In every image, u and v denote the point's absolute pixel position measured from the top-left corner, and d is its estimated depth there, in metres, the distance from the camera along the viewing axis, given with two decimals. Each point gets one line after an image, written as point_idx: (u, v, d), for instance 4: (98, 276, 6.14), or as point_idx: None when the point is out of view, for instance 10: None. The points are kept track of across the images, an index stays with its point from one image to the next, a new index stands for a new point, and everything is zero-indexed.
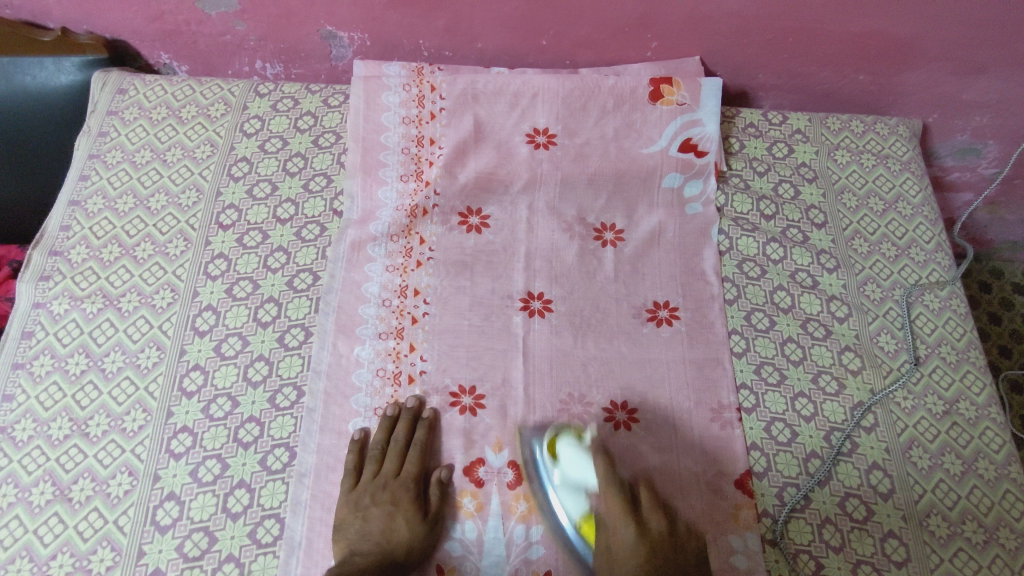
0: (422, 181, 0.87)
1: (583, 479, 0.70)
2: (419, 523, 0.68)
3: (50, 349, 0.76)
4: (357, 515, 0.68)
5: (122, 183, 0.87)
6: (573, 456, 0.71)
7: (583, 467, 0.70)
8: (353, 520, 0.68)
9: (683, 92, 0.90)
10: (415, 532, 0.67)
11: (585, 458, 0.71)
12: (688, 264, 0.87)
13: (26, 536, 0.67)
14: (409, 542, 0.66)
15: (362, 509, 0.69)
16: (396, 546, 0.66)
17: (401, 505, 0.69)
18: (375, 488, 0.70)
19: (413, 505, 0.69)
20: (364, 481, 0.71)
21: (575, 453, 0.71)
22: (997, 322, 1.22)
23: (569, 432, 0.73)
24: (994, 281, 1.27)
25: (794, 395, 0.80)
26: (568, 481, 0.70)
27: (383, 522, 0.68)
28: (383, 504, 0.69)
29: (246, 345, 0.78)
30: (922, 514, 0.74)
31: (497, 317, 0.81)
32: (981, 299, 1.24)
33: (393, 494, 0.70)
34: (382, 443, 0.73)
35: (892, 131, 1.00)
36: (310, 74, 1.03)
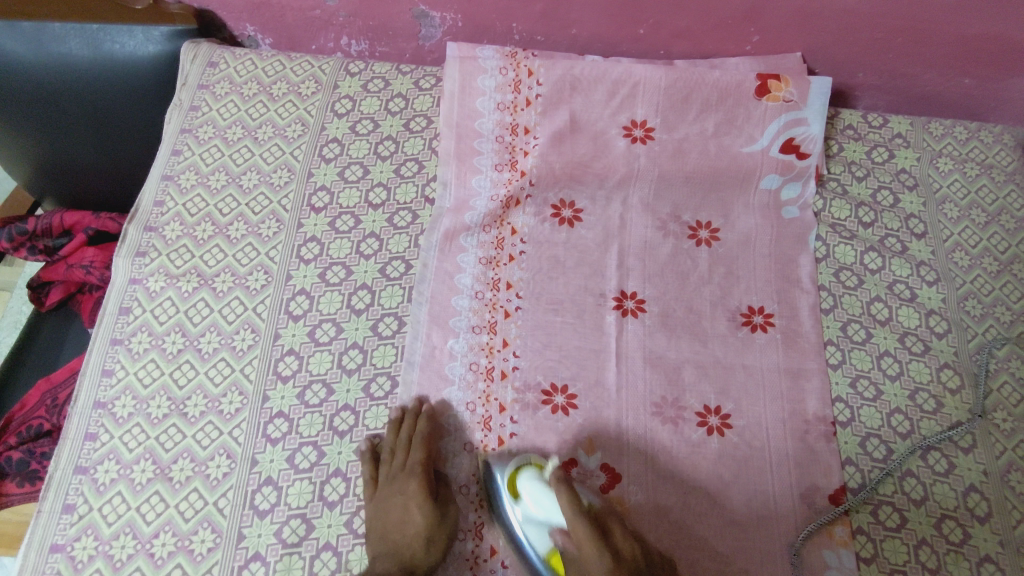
0: (517, 171, 0.85)
1: (547, 512, 0.66)
2: (430, 510, 0.66)
3: (147, 326, 0.76)
4: (377, 514, 0.67)
5: (214, 160, 0.86)
6: (535, 491, 0.67)
7: (547, 502, 0.67)
8: (375, 520, 0.67)
9: (790, 88, 0.86)
10: (429, 521, 0.66)
11: (547, 492, 0.67)
12: (785, 270, 0.85)
13: (128, 513, 0.68)
14: (425, 534, 0.65)
15: (380, 507, 0.67)
16: (414, 541, 0.64)
17: (409, 496, 0.67)
18: (389, 484, 0.68)
19: (422, 494, 0.67)
20: (379, 480, 0.69)
21: (537, 488, 0.67)
22: None
23: (530, 466, 0.70)
24: None
25: (889, 410, 0.79)
26: (529, 518, 0.67)
27: (399, 517, 0.66)
28: (395, 499, 0.67)
29: (341, 332, 0.77)
30: (1020, 541, 0.73)
31: (589, 316, 0.81)
32: None
33: (402, 487, 0.67)
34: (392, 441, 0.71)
35: (997, 140, 0.96)
36: (395, 52, 1.01)
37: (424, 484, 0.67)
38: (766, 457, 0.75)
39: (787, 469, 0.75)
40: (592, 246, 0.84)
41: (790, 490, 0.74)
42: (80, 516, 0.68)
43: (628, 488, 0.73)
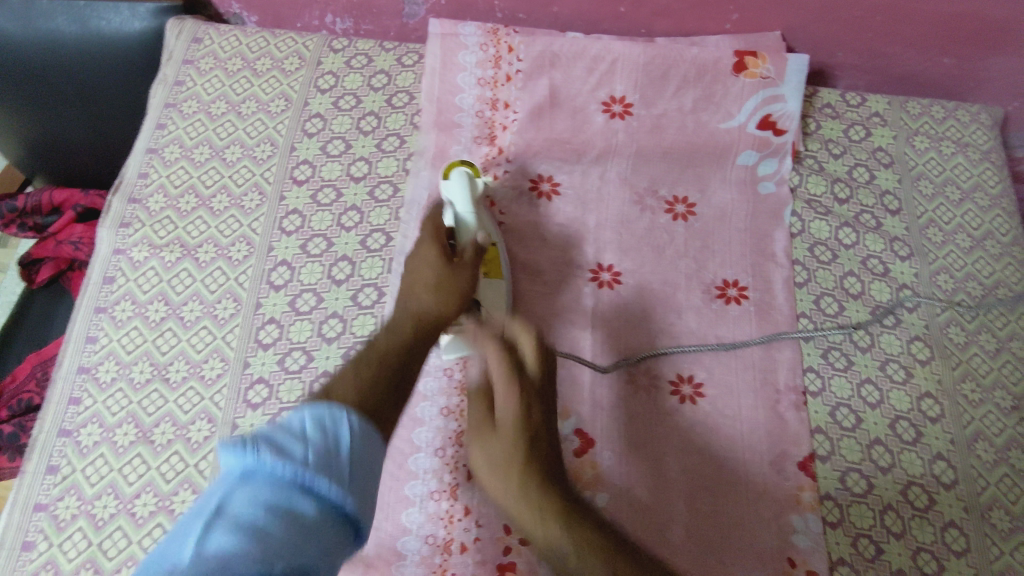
0: (496, 146, 0.87)
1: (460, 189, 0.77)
2: (434, 265, 0.68)
3: (131, 295, 0.78)
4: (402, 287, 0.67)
5: (198, 134, 0.87)
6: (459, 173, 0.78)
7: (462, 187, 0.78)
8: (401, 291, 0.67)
9: (768, 65, 0.87)
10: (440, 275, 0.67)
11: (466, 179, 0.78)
12: (760, 244, 0.86)
13: (111, 474, 0.69)
14: (436, 282, 0.66)
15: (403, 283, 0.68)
16: (428, 289, 0.65)
17: (421, 260, 0.69)
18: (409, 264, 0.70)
19: (431, 255, 0.69)
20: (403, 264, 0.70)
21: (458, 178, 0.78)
22: None
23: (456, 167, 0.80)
24: None
25: (860, 381, 0.81)
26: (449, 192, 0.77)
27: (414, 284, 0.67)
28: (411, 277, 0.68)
29: (321, 301, 0.79)
30: (984, 507, 0.75)
31: (566, 287, 0.82)
32: None
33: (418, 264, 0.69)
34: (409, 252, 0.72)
35: (974, 119, 0.97)
36: (379, 30, 1.02)
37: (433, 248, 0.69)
38: (738, 426, 0.77)
39: (758, 438, 0.77)
40: (570, 219, 0.85)
41: (761, 459, 0.76)
42: (63, 477, 0.69)
43: (602, 452, 0.75)
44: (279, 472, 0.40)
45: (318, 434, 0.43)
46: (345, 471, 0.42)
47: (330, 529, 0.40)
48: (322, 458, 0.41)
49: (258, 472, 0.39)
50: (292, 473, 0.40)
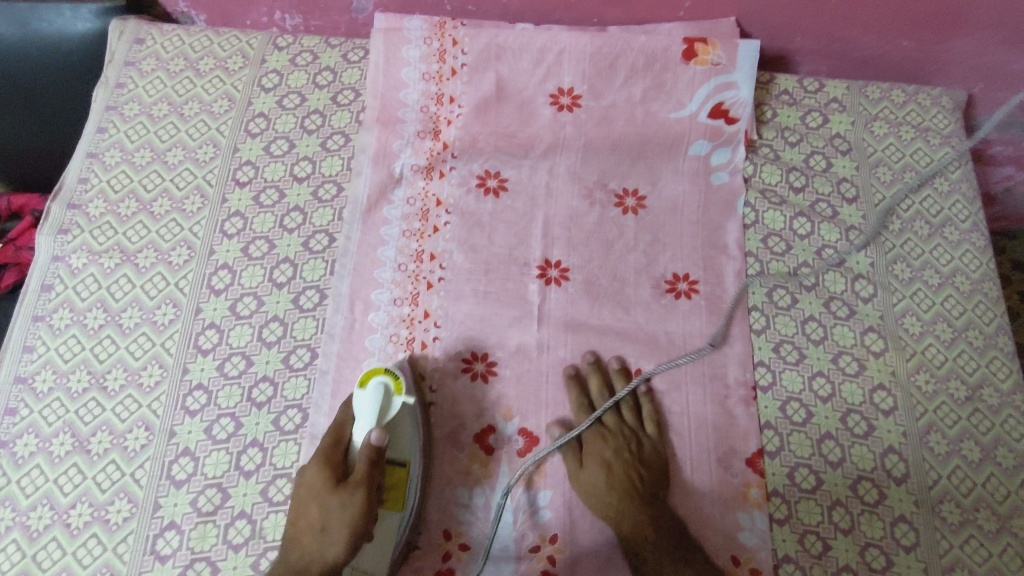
0: (440, 141, 0.85)
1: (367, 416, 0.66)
2: (322, 500, 0.63)
3: (69, 303, 0.77)
4: (300, 524, 0.64)
5: (139, 137, 0.86)
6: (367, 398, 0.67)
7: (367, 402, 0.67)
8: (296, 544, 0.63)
9: (719, 52, 0.85)
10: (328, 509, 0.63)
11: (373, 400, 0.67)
12: (711, 236, 0.85)
13: (46, 485, 0.69)
14: (323, 524, 0.63)
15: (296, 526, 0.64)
16: (313, 537, 0.63)
17: (310, 489, 0.65)
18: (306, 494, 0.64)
19: (318, 479, 0.64)
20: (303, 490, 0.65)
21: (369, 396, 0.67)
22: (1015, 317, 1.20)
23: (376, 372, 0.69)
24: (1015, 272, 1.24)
25: (812, 374, 0.79)
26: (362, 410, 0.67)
27: (309, 530, 0.63)
28: (311, 523, 0.63)
29: (262, 305, 0.78)
30: (935, 500, 0.73)
31: (512, 284, 0.81)
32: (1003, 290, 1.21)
33: (314, 494, 0.64)
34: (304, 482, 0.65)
35: (935, 102, 0.94)
36: (329, 26, 1.00)
37: (321, 472, 0.64)
38: (688, 421, 0.76)
39: (707, 434, 0.76)
40: (517, 215, 0.84)
41: (710, 454, 0.75)
42: None
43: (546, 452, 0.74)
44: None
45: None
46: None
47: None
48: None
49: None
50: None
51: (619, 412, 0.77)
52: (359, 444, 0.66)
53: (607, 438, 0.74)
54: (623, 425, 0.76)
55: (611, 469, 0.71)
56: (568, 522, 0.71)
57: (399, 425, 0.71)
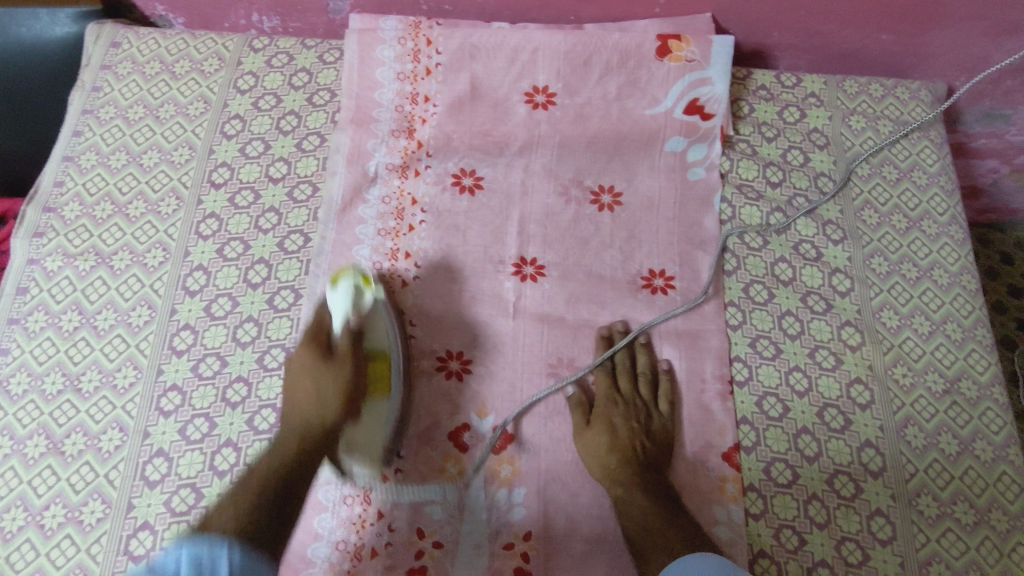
0: (414, 139, 0.85)
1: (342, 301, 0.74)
2: (313, 371, 0.71)
3: (44, 306, 0.77)
4: (294, 395, 0.71)
5: (115, 140, 0.86)
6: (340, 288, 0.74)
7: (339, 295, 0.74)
8: (293, 405, 0.70)
9: (692, 48, 0.85)
10: (319, 380, 0.71)
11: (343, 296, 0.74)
12: (688, 232, 0.85)
13: (20, 487, 0.69)
14: (316, 392, 0.70)
15: (292, 395, 0.71)
16: (308, 398, 0.70)
17: (301, 367, 0.72)
18: (297, 367, 0.72)
19: (307, 357, 0.72)
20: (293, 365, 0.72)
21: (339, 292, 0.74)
22: (1004, 311, 1.19)
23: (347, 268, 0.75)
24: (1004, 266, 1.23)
25: (788, 369, 0.79)
26: (336, 299, 0.74)
27: (303, 399, 0.70)
28: (305, 389, 0.71)
29: (236, 305, 0.78)
30: (912, 494, 0.73)
31: (487, 282, 0.81)
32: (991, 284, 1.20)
33: (303, 366, 0.72)
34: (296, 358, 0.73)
35: (913, 96, 0.94)
36: (307, 28, 1.00)
37: (308, 351, 0.72)
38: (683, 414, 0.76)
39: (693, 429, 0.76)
40: (492, 212, 0.84)
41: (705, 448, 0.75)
42: None
43: (521, 448, 0.74)
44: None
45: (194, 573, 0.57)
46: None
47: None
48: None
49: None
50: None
51: (635, 384, 0.78)
52: (339, 328, 0.74)
53: (619, 404, 0.75)
54: (638, 396, 0.77)
55: (617, 433, 0.73)
56: (541, 519, 0.71)
57: (378, 319, 0.75)
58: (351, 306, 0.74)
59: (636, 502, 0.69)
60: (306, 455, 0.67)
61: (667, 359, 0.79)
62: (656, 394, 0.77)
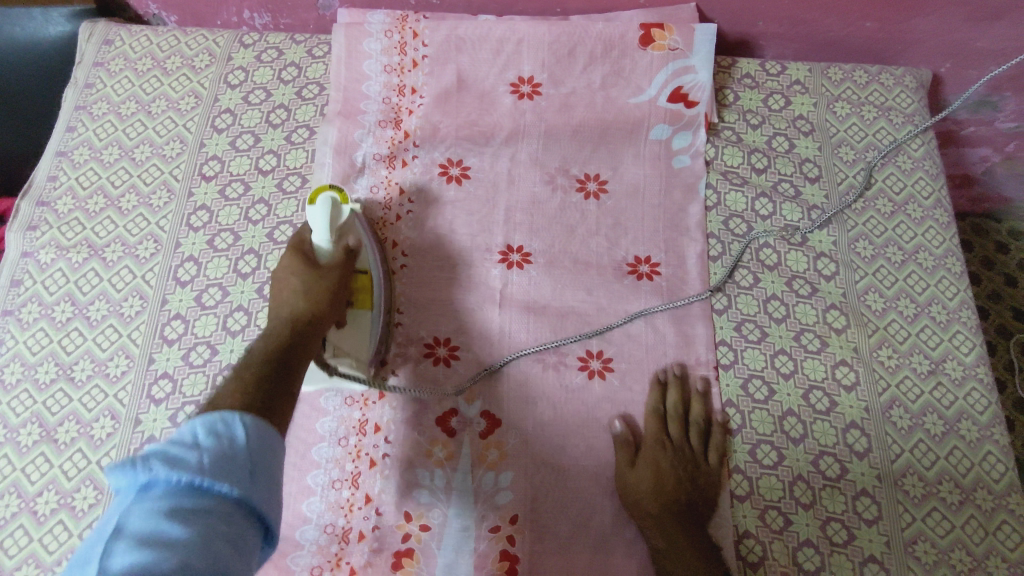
0: (401, 130, 0.87)
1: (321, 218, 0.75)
2: (297, 274, 0.71)
3: (37, 297, 0.78)
4: (277, 303, 0.70)
5: (108, 135, 0.88)
6: (320, 205, 0.76)
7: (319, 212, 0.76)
8: (277, 306, 0.69)
9: (675, 36, 0.86)
10: (302, 283, 0.70)
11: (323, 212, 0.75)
12: (673, 218, 0.85)
13: (14, 474, 0.70)
14: (299, 291, 0.69)
15: (276, 303, 0.70)
16: (293, 299, 0.69)
17: (284, 273, 0.72)
18: (281, 279, 0.71)
19: (291, 264, 0.72)
20: (278, 274, 0.72)
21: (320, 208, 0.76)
22: (998, 299, 1.19)
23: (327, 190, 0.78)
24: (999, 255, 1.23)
25: (774, 352, 0.79)
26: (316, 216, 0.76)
27: (286, 302, 0.69)
28: (289, 292, 0.69)
29: (226, 295, 0.78)
30: (898, 474, 0.73)
31: (474, 270, 0.82)
32: (984, 273, 1.20)
33: (289, 277, 0.71)
34: (280, 270, 0.72)
35: (898, 82, 0.94)
36: (298, 24, 1.01)
37: (294, 258, 0.72)
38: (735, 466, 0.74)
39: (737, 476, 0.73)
40: (479, 201, 0.85)
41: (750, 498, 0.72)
42: None
43: (508, 433, 0.74)
44: (176, 481, 0.44)
45: (215, 440, 0.47)
46: (246, 472, 0.47)
47: (224, 519, 0.44)
48: (221, 460, 0.46)
49: (155, 485, 0.44)
50: (185, 480, 0.44)
51: (686, 432, 0.75)
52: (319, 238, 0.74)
53: (667, 449, 0.72)
54: (687, 444, 0.74)
55: (662, 478, 0.71)
56: (528, 502, 0.72)
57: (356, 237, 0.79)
58: (331, 220, 0.75)
59: (680, 556, 0.67)
60: (296, 338, 0.64)
61: (722, 410, 0.76)
62: (707, 443, 0.74)
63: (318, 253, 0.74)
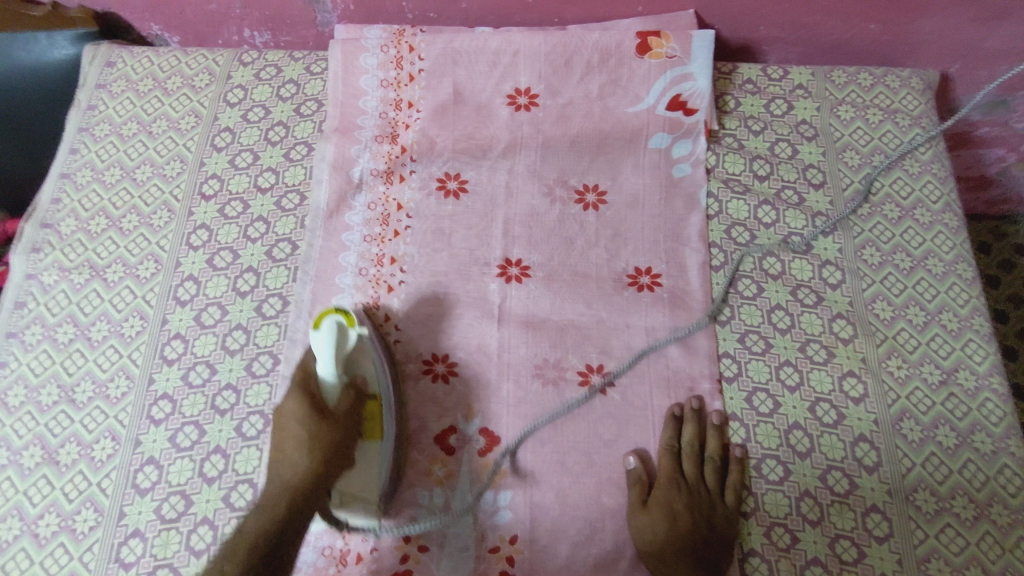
0: (398, 145, 0.86)
1: (325, 356, 0.68)
2: (299, 429, 0.66)
3: (40, 319, 0.79)
4: (280, 456, 0.66)
5: (109, 156, 0.89)
6: (322, 338, 0.68)
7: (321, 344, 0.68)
8: (279, 463, 0.66)
9: (672, 44, 0.85)
10: (305, 443, 0.66)
11: (326, 346, 0.68)
12: (674, 228, 0.84)
13: (17, 496, 0.71)
14: (300, 450, 0.65)
15: (279, 458, 0.66)
16: (294, 459, 0.65)
17: (288, 420, 0.68)
18: (285, 425, 0.68)
19: (295, 412, 0.68)
20: (282, 418, 0.68)
21: (323, 340, 0.68)
22: (1017, 304, 1.15)
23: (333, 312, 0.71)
24: (1018, 258, 1.19)
25: (779, 364, 0.77)
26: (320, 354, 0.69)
27: (288, 460, 0.65)
28: (291, 448, 0.66)
29: (225, 314, 0.79)
30: (909, 489, 0.71)
31: (472, 284, 0.81)
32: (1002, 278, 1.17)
33: (291, 429, 0.67)
34: (283, 414, 0.68)
35: (904, 84, 0.92)
36: (298, 41, 1.01)
37: (298, 401, 0.68)
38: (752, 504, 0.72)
39: (755, 515, 0.71)
40: (477, 214, 0.84)
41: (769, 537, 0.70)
42: None
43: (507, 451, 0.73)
44: None
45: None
46: None
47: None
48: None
49: None
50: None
51: (702, 470, 0.73)
52: (325, 376, 0.69)
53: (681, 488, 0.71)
54: (702, 483, 0.72)
55: (677, 520, 0.68)
56: (527, 521, 0.71)
57: (365, 356, 0.73)
58: (336, 356, 0.69)
59: None
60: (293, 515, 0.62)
61: (741, 446, 0.74)
62: (723, 482, 0.72)
63: (325, 390, 0.69)
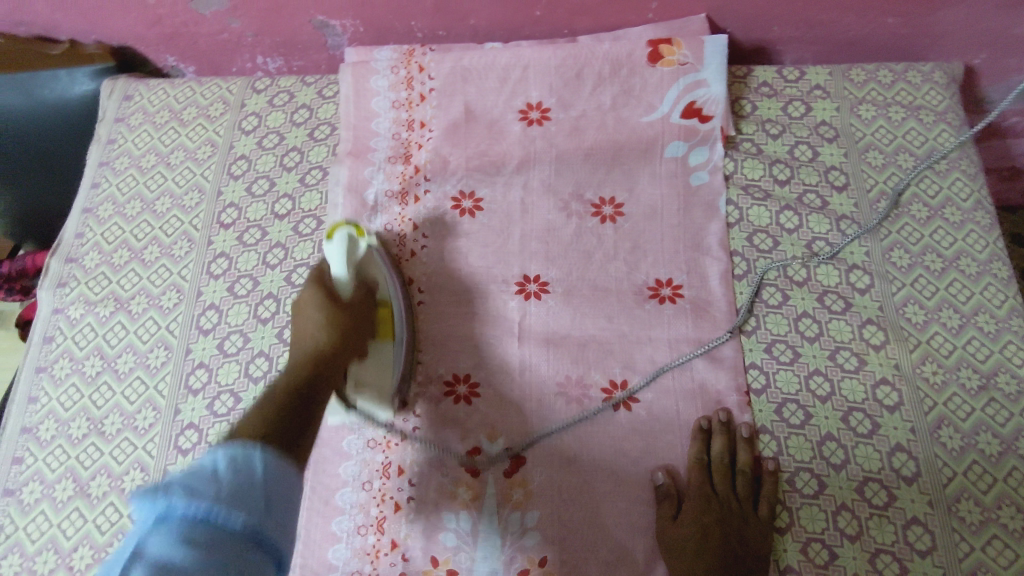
0: (411, 166, 0.86)
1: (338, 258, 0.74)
2: (317, 310, 0.71)
3: (68, 353, 0.81)
4: (299, 336, 0.70)
5: (130, 189, 0.90)
6: (336, 245, 0.74)
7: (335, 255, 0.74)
8: (299, 340, 0.70)
9: (684, 50, 0.84)
10: (324, 321, 0.70)
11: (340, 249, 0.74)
12: (694, 237, 0.82)
13: (51, 530, 0.72)
14: (320, 326, 0.69)
15: (297, 338, 0.70)
16: (313, 333, 0.69)
17: (306, 306, 0.72)
18: (303, 310, 0.72)
19: (313, 298, 0.72)
20: (300, 307, 0.72)
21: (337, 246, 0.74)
22: None
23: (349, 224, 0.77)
24: None
25: (808, 373, 0.75)
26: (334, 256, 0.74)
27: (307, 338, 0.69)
28: (310, 325, 0.70)
29: (248, 341, 0.79)
30: (951, 499, 0.69)
31: (491, 303, 0.80)
32: None
33: (310, 311, 0.71)
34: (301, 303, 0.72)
35: (927, 79, 0.90)
36: (310, 65, 1.02)
37: (315, 290, 0.72)
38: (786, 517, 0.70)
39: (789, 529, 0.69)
40: (493, 232, 0.84)
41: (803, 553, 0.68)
42: (7, 536, 0.73)
43: (532, 471, 0.72)
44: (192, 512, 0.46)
45: (232, 474, 0.50)
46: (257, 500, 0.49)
47: (240, 548, 0.47)
48: (239, 491, 0.49)
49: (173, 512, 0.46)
50: (202, 510, 0.46)
51: (733, 483, 0.71)
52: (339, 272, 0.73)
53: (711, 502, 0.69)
54: (733, 496, 0.70)
55: (707, 536, 0.67)
56: (556, 543, 0.70)
57: (373, 265, 0.78)
58: (349, 257, 0.74)
59: None
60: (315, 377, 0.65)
61: (774, 459, 0.72)
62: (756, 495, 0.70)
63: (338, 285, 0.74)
